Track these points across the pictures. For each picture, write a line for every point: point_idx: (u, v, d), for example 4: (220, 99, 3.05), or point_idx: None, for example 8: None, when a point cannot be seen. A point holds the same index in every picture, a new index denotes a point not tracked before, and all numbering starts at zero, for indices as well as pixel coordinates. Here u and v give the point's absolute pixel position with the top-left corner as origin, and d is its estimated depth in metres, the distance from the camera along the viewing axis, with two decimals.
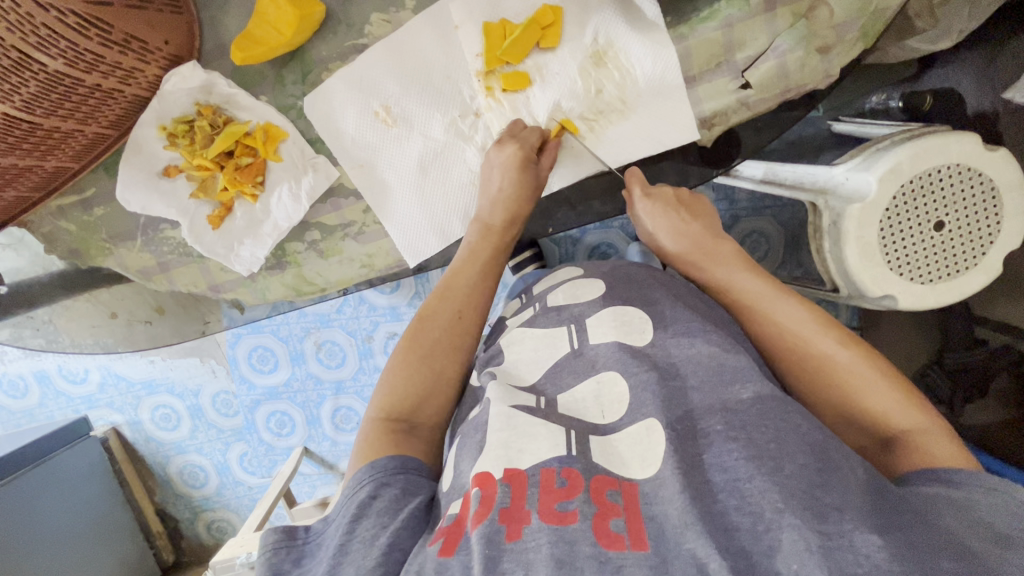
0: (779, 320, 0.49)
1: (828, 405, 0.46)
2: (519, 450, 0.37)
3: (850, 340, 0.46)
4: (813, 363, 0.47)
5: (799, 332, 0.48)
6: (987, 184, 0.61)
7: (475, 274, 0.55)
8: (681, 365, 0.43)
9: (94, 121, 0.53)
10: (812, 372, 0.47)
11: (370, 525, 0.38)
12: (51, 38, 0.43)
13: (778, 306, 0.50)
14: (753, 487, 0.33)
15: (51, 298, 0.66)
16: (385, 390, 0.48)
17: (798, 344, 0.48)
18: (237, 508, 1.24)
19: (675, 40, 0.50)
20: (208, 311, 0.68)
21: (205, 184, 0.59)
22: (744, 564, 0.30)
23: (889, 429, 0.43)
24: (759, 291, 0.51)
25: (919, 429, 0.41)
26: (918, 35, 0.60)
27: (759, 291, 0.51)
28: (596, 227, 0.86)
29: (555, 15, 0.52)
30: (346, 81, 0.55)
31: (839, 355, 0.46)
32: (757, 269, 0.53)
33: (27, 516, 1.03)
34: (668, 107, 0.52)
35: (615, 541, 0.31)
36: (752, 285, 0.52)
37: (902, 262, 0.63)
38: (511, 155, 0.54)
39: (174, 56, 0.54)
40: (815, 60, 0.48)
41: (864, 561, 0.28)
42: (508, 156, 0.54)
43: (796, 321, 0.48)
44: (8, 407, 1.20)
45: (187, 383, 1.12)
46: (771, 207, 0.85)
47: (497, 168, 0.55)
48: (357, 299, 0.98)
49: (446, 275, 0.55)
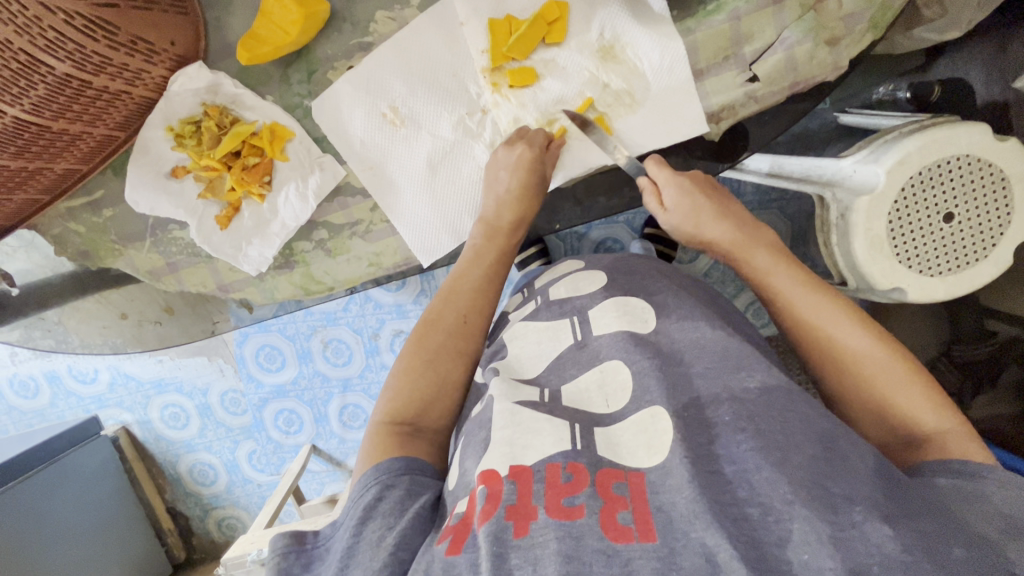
0: (818, 316, 0.47)
1: (859, 401, 0.45)
2: (523, 447, 0.37)
3: (886, 338, 0.45)
4: (847, 360, 0.46)
5: (835, 329, 0.46)
6: (998, 175, 0.60)
7: (477, 276, 0.55)
8: (685, 351, 0.43)
9: (102, 123, 0.53)
10: (849, 369, 0.45)
11: (376, 527, 0.38)
12: (58, 40, 0.43)
13: (812, 301, 0.48)
14: (761, 477, 0.33)
15: (62, 299, 0.67)
16: (391, 392, 0.48)
17: (832, 341, 0.46)
18: (247, 505, 1.25)
19: (682, 34, 0.50)
20: (216, 310, 0.68)
21: (213, 185, 0.60)
22: (756, 555, 0.30)
23: (915, 430, 0.42)
24: (787, 282, 0.49)
25: (947, 432, 0.41)
26: (925, 25, 0.60)
27: (793, 284, 0.49)
28: (601, 222, 0.86)
29: (560, 11, 0.52)
30: (352, 82, 0.55)
31: (874, 355, 0.45)
32: (794, 261, 0.51)
33: (41, 515, 1.04)
34: (677, 100, 0.52)
35: (623, 534, 0.31)
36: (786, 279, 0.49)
37: (911, 254, 0.62)
38: (522, 156, 0.54)
39: (181, 57, 0.54)
40: (824, 51, 0.48)
41: (876, 553, 0.29)
42: (521, 154, 0.54)
43: (834, 318, 0.47)
44: (20, 407, 1.21)
45: (195, 382, 1.12)
46: (778, 200, 0.85)
47: (505, 167, 0.55)
48: (362, 297, 0.98)
49: (448, 278, 0.55)
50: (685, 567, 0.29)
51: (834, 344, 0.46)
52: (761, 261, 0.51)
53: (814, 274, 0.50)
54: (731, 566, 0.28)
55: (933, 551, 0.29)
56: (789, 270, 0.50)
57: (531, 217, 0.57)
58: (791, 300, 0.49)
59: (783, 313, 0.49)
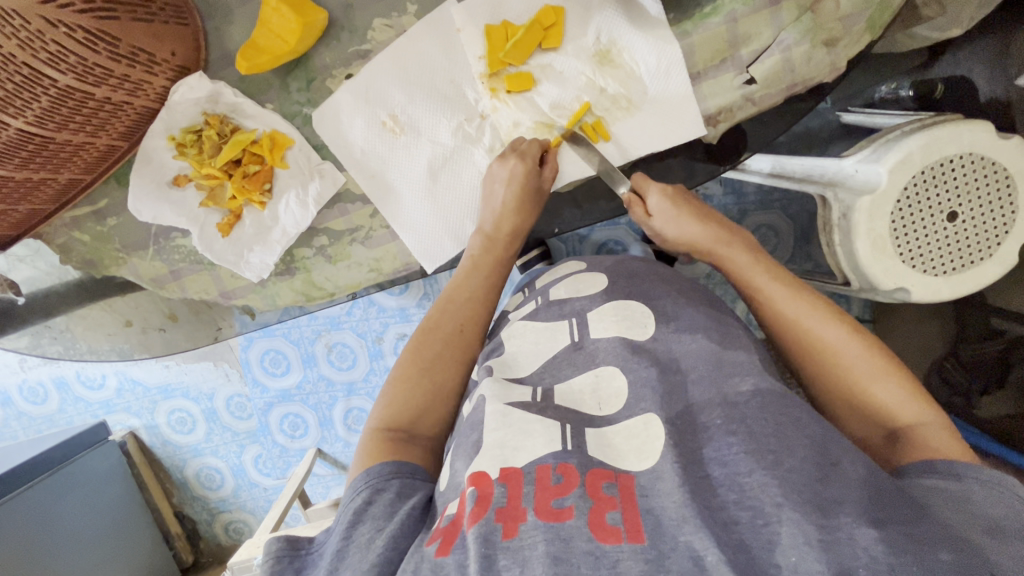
0: (791, 314, 0.48)
1: (834, 397, 0.46)
2: (515, 449, 0.37)
3: (861, 333, 0.46)
4: (827, 357, 0.46)
5: (812, 326, 0.47)
6: (1001, 173, 0.59)
7: (475, 283, 0.56)
8: (682, 356, 0.43)
9: (104, 133, 0.54)
10: (824, 365, 0.46)
11: (366, 529, 0.38)
12: (61, 53, 0.43)
13: (788, 301, 0.49)
14: (752, 480, 0.33)
15: (67, 307, 0.67)
16: (386, 399, 0.48)
17: (812, 338, 0.47)
18: (254, 509, 1.26)
19: (679, 37, 0.50)
20: (221, 317, 0.68)
21: (214, 193, 0.60)
22: (744, 558, 0.30)
23: (893, 423, 0.43)
24: (765, 283, 0.50)
25: (925, 425, 0.41)
26: (926, 23, 0.60)
27: (772, 285, 0.50)
28: (603, 224, 0.86)
29: (557, 16, 0.52)
30: (352, 92, 0.56)
31: (852, 349, 0.45)
32: (774, 262, 0.52)
33: (50, 520, 1.05)
34: (673, 103, 0.52)
35: (611, 534, 0.31)
36: (764, 280, 0.51)
37: (914, 253, 0.62)
38: (518, 172, 0.54)
39: (182, 67, 0.54)
40: (821, 53, 0.48)
41: (862, 556, 0.28)
42: (516, 167, 0.54)
43: (810, 315, 0.47)
44: (29, 413, 1.23)
45: (201, 387, 1.13)
46: (780, 200, 0.84)
47: (500, 181, 0.55)
48: (366, 302, 0.98)
49: (447, 286, 0.56)
50: (672, 570, 0.29)
51: (812, 342, 0.47)
52: (740, 261, 0.53)
53: (794, 274, 0.51)
54: (718, 570, 0.28)
55: (925, 556, 0.29)
56: (767, 271, 0.51)
57: (528, 227, 0.58)
58: (770, 300, 0.50)
59: (765, 312, 0.50)
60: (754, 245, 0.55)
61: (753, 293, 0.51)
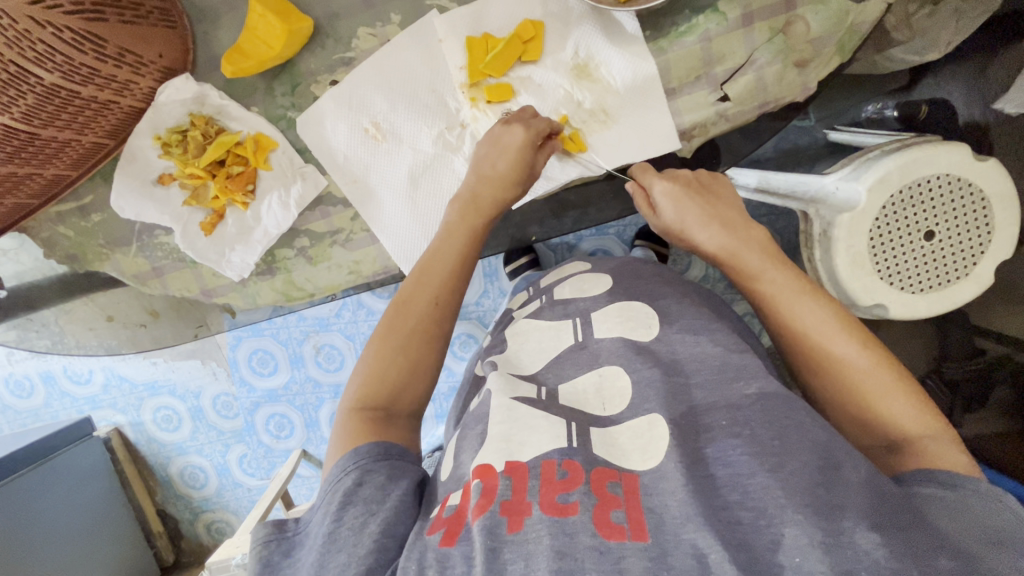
0: (800, 320, 0.47)
1: (840, 407, 0.46)
2: (520, 443, 0.38)
3: (871, 343, 0.45)
4: (832, 365, 0.45)
5: (823, 334, 0.46)
6: (976, 194, 0.61)
7: (453, 257, 0.52)
8: (685, 362, 0.44)
9: (90, 130, 0.55)
10: (828, 372, 0.46)
11: (357, 513, 0.39)
12: (48, 52, 0.44)
13: (799, 305, 0.47)
14: (754, 481, 0.34)
15: (50, 301, 0.68)
16: (360, 376, 0.47)
17: (823, 347, 0.46)
18: (237, 509, 1.26)
19: (655, 54, 0.52)
20: (201, 315, 0.69)
21: (198, 193, 0.61)
22: (746, 556, 0.31)
23: (898, 434, 0.43)
24: (774, 289, 0.48)
25: (931, 439, 0.41)
26: (899, 46, 0.62)
27: (785, 288, 0.48)
28: (591, 234, 0.88)
29: (535, 30, 0.53)
30: (335, 100, 0.57)
31: (860, 362, 0.44)
32: (784, 262, 0.49)
33: (30, 515, 1.04)
34: (650, 117, 0.53)
35: (615, 531, 0.32)
36: (776, 282, 0.48)
37: (891, 270, 0.63)
38: (516, 138, 0.52)
39: (168, 69, 0.56)
40: (792, 73, 0.49)
41: (864, 559, 0.30)
42: (518, 135, 0.52)
43: (821, 323, 0.46)
44: (15, 407, 1.23)
45: (187, 385, 1.14)
46: (766, 216, 0.86)
47: (497, 148, 0.53)
48: (355, 303, 0.99)
49: (421, 259, 0.52)
50: (676, 567, 0.31)
51: (822, 350, 0.46)
52: (753, 263, 0.49)
53: (806, 278, 0.49)
54: (720, 568, 0.30)
55: (920, 559, 0.30)
56: (780, 273, 0.48)
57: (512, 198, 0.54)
58: (780, 306, 0.48)
59: (772, 318, 0.49)
60: (771, 240, 0.51)
61: (762, 296, 0.49)
